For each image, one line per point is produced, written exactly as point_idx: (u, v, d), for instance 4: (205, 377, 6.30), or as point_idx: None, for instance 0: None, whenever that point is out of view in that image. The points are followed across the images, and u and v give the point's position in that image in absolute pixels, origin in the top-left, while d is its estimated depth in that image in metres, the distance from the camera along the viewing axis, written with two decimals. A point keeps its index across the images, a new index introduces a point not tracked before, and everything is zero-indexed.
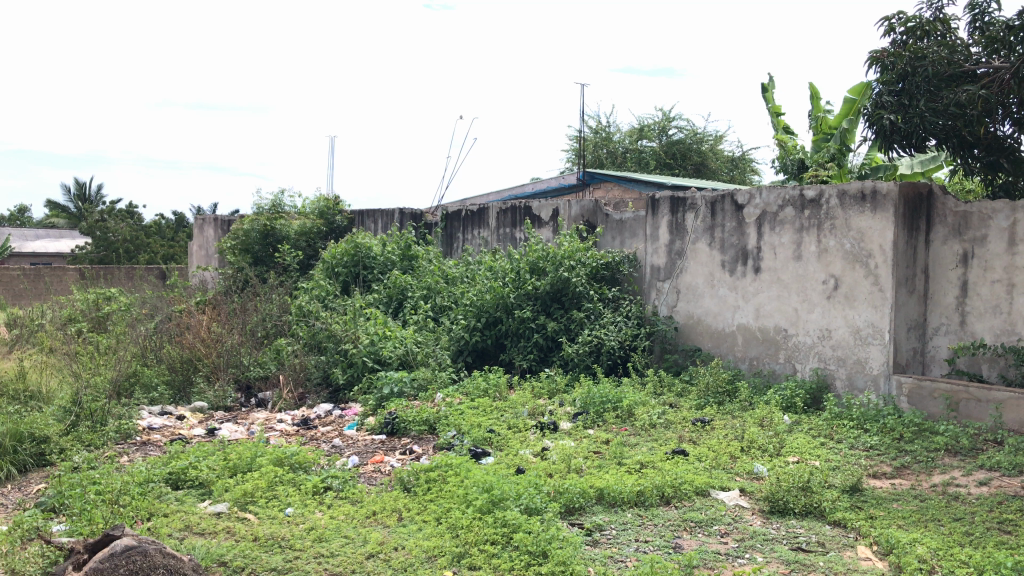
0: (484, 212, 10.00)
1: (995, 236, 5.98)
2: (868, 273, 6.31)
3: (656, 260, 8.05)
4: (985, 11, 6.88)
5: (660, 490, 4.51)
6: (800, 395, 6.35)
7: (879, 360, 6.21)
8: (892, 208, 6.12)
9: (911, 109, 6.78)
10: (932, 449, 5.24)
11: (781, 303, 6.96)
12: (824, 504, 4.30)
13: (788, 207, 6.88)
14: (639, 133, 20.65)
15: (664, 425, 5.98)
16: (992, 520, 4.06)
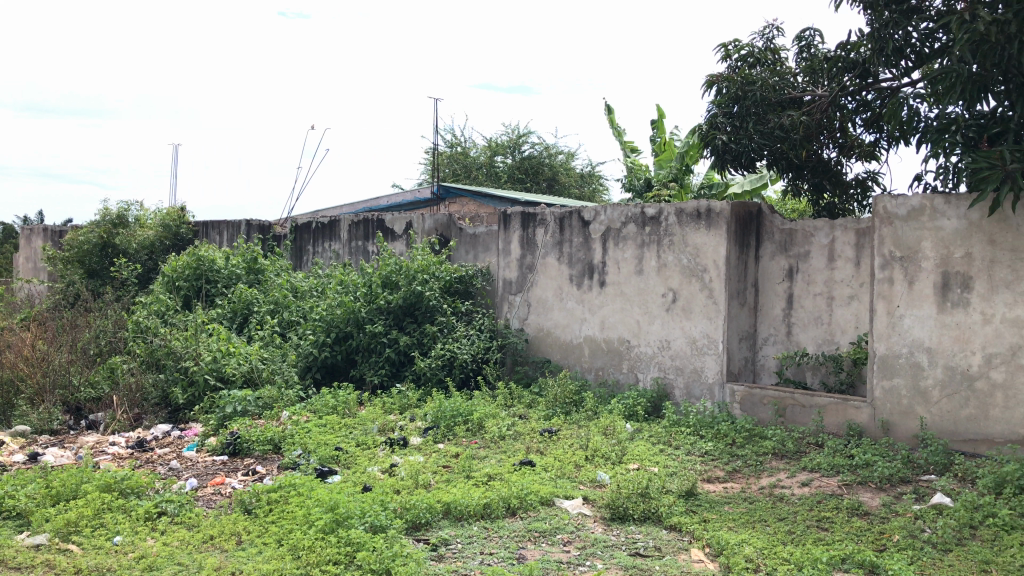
0: (335, 225, 9.85)
1: (817, 253, 6.42)
2: (703, 287, 6.63)
3: (508, 274, 8.16)
4: (811, 43, 7.41)
5: (506, 502, 4.56)
6: (641, 404, 6.59)
7: (713, 369, 6.55)
8: (724, 226, 6.47)
9: (742, 130, 7.22)
10: (761, 453, 5.57)
11: (624, 315, 7.20)
12: (660, 509, 4.47)
13: (630, 224, 7.13)
14: (493, 148, 20.90)
15: (513, 437, 6.06)
16: (812, 519, 4.34)
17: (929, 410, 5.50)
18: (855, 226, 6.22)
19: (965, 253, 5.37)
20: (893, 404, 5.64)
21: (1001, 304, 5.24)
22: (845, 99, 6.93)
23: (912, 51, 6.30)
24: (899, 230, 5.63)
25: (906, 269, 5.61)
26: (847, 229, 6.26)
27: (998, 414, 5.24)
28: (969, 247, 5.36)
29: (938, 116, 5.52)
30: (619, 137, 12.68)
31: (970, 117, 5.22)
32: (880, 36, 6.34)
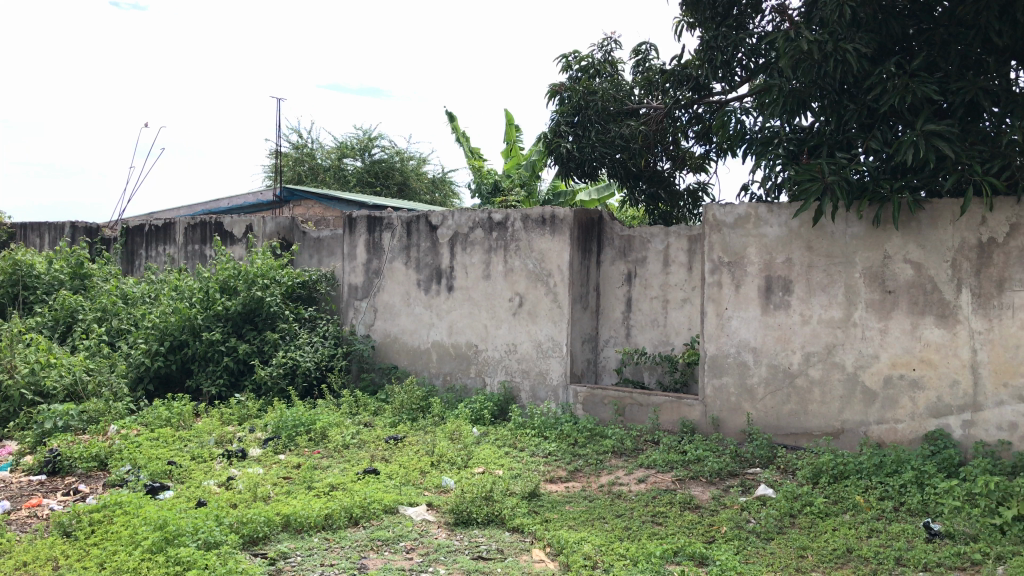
0: (169, 227, 9.40)
1: (653, 258, 6.68)
2: (547, 292, 6.77)
3: (354, 279, 8.02)
4: (647, 58, 7.72)
5: (348, 511, 4.48)
6: (487, 408, 6.64)
7: (557, 371, 6.70)
8: (568, 232, 6.63)
9: (584, 139, 7.42)
10: (601, 452, 5.73)
11: (471, 320, 7.23)
12: (503, 512, 4.52)
13: (477, 229, 7.18)
14: (341, 151, 20.55)
15: (357, 445, 5.97)
16: (647, 514, 4.50)
17: (755, 406, 5.83)
18: (688, 233, 6.52)
19: (786, 258, 5.73)
20: (723, 401, 5.95)
21: (817, 306, 5.62)
22: (679, 111, 7.23)
23: (739, 65, 6.65)
24: (728, 237, 5.94)
25: (734, 274, 5.93)
26: (681, 236, 6.55)
27: (816, 409, 5.62)
28: (789, 253, 5.72)
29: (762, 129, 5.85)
30: (465, 141, 12.75)
31: (791, 131, 5.60)
32: (711, 50, 6.66)
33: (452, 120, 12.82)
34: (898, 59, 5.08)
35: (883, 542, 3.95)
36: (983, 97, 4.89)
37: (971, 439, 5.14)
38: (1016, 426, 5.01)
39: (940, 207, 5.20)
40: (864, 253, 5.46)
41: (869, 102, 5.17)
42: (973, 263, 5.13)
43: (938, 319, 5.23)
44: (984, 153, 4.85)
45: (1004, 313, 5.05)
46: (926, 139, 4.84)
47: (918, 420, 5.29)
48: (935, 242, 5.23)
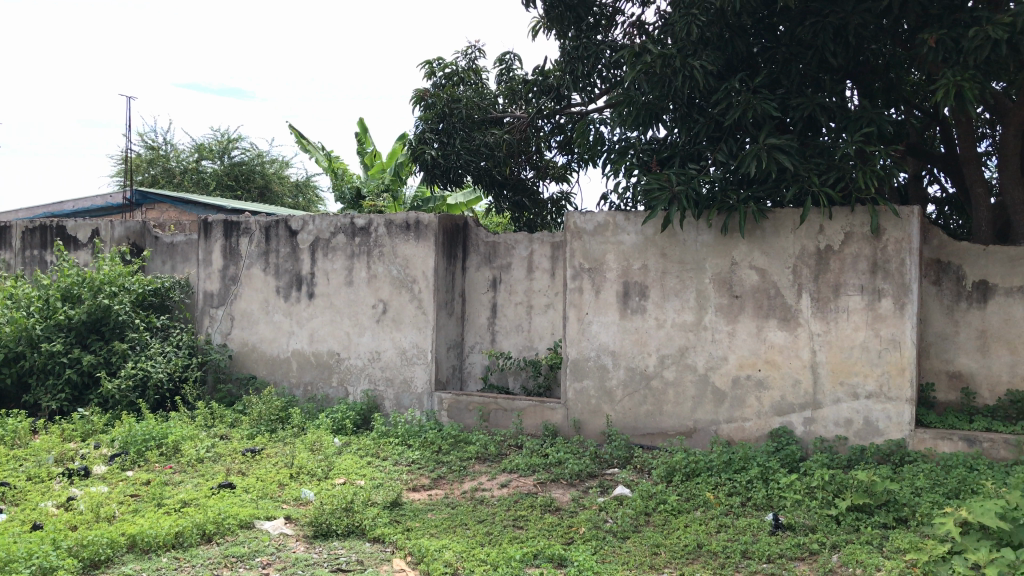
0: (5, 231, 8.77)
1: (517, 265, 6.75)
2: (411, 298, 6.74)
3: (209, 286, 7.71)
4: (509, 67, 7.81)
5: (200, 528, 4.29)
6: (350, 417, 6.54)
7: (422, 378, 6.67)
8: (432, 238, 6.62)
9: (448, 146, 7.41)
10: (465, 458, 5.74)
11: (333, 327, 7.09)
12: (364, 522, 4.45)
13: (340, 234, 7.05)
14: (198, 153, 19.77)
15: (212, 459, 5.74)
16: (509, 518, 4.54)
17: (614, 408, 5.99)
18: (550, 240, 6.63)
19: (642, 265, 5.92)
20: (584, 404, 6.09)
21: (671, 310, 5.83)
22: (542, 121, 7.40)
23: (598, 76, 6.79)
24: (587, 244, 6.08)
25: (593, 280, 6.07)
26: (544, 243, 6.65)
27: (670, 409, 5.83)
28: (645, 260, 5.91)
29: (618, 139, 6.02)
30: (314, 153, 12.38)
31: (645, 142, 5.79)
32: (572, 61, 6.78)
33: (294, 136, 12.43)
34: (743, 75, 5.34)
35: (730, 536, 4.13)
36: (820, 113, 5.20)
37: (811, 435, 5.46)
38: (851, 421, 5.36)
39: (782, 216, 5.50)
40: (714, 259, 5.71)
41: (717, 115, 5.42)
42: (812, 269, 5.46)
43: (782, 322, 5.53)
44: (821, 166, 5.17)
45: (839, 316, 5.38)
46: (768, 152, 5.11)
47: (764, 418, 5.58)
48: (778, 249, 5.53)
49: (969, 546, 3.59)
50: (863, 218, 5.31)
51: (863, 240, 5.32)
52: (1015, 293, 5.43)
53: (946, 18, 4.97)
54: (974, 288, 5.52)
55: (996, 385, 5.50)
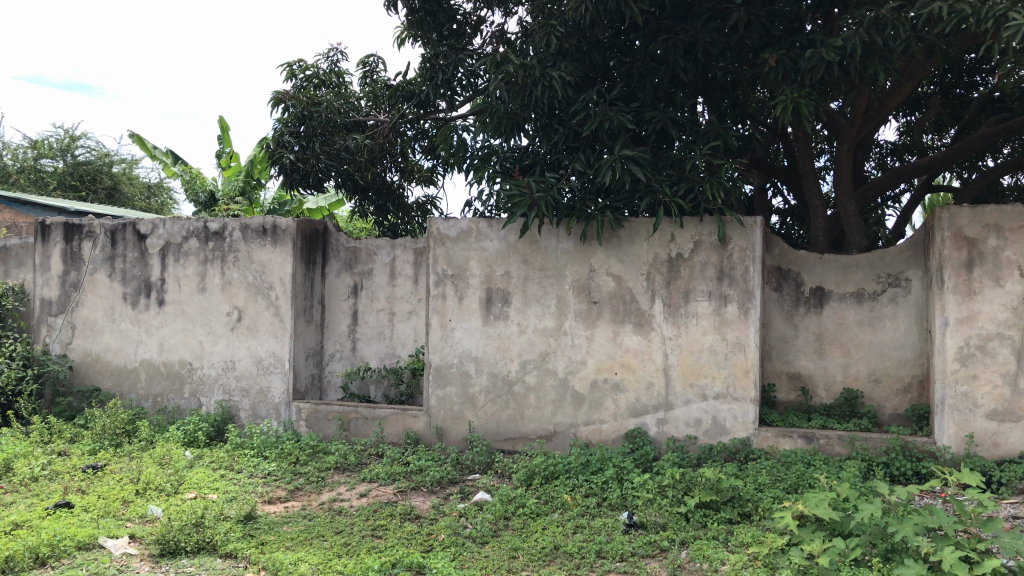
0: None
1: (379, 271, 6.68)
2: (268, 305, 6.55)
3: (47, 293, 7.24)
4: (373, 70, 7.75)
5: (34, 551, 4.02)
6: (202, 429, 6.29)
7: (279, 388, 6.50)
8: (290, 243, 6.47)
9: (308, 150, 7.22)
10: (323, 469, 5.62)
11: (185, 336, 6.80)
12: (216, 538, 4.27)
13: (192, 239, 6.76)
14: (36, 151, 18.25)
15: (49, 477, 5.38)
16: (367, 528, 4.48)
17: (476, 414, 6.02)
18: (413, 246, 6.61)
19: (504, 271, 5.97)
20: (446, 410, 6.09)
21: (532, 316, 5.92)
22: (405, 127, 7.35)
23: (457, 82, 6.72)
24: (450, 250, 6.08)
25: (456, 286, 6.07)
26: (406, 248, 6.62)
27: (531, 414, 5.91)
28: (506, 267, 5.97)
29: (481, 146, 6.07)
30: (160, 154, 11.71)
31: (507, 149, 5.85)
32: (433, 68, 6.69)
33: (139, 138, 11.67)
34: (600, 87, 5.48)
35: (586, 537, 4.22)
36: (671, 127, 5.42)
37: (664, 436, 5.66)
38: (701, 421, 5.59)
39: (637, 225, 5.69)
40: (573, 266, 5.83)
41: (575, 125, 5.54)
42: (664, 276, 5.66)
43: (637, 327, 5.71)
44: (672, 177, 5.38)
45: (690, 321, 5.61)
46: (623, 163, 5.27)
47: (620, 420, 5.75)
48: (633, 257, 5.71)
49: (804, 538, 3.82)
50: (711, 228, 5.56)
51: (711, 249, 5.57)
52: (847, 298, 5.82)
53: (786, 40, 5.28)
54: (811, 294, 5.88)
55: (831, 384, 5.87)
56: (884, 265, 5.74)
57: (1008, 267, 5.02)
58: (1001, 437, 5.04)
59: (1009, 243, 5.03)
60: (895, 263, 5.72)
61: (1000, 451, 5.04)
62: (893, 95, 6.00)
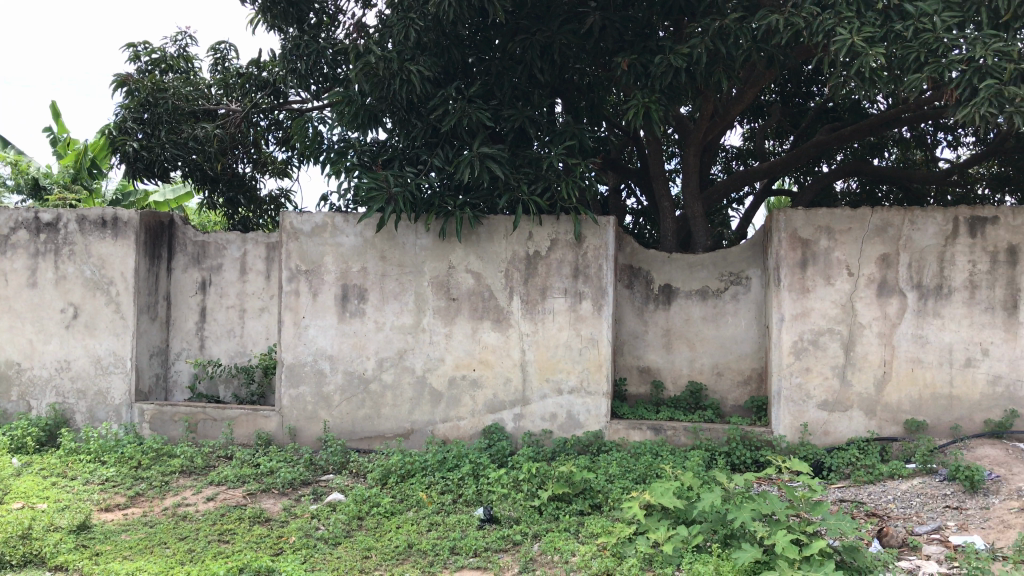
0: None
1: (229, 266, 6.44)
2: (107, 301, 6.19)
3: None
4: (224, 57, 7.46)
5: None
6: (32, 434, 5.87)
7: (120, 389, 6.16)
8: (133, 236, 6.15)
9: (153, 138, 6.82)
10: (167, 473, 5.36)
11: (12, 335, 6.33)
12: (44, 550, 4.00)
13: (20, 230, 6.26)
14: None
15: None
16: (213, 533, 4.31)
17: (331, 413, 5.90)
18: (266, 241, 6.41)
19: (361, 267, 5.87)
20: (300, 410, 5.94)
21: (389, 313, 5.86)
22: (258, 116, 7.16)
23: (318, 74, 6.46)
24: (304, 245, 5.92)
25: (310, 282, 5.92)
26: (258, 243, 6.41)
27: (388, 412, 5.85)
28: (363, 263, 5.87)
29: (337, 140, 5.91)
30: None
31: (365, 143, 5.76)
32: (295, 58, 6.41)
33: None
34: (458, 84, 5.46)
35: (440, 533, 4.22)
36: (529, 126, 5.48)
37: (520, 431, 5.73)
38: (555, 415, 5.70)
39: (495, 222, 5.73)
40: (432, 263, 5.81)
41: (433, 121, 5.51)
42: (522, 274, 5.73)
43: (494, 324, 5.76)
44: (530, 176, 5.44)
45: (546, 317, 5.70)
46: (481, 160, 5.28)
47: (477, 416, 5.78)
48: (491, 254, 5.75)
49: (650, 526, 3.96)
50: (567, 226, 5.68)
51: (566, 247, 5.68)
52: (693, 296, 6.07)
53: (638, 44, 5.44)
54: (660, 291, 6.10)
55: (678, 378, 6.10)
56: (727, 263, 6.03)
57: (838, 266, 5.37)
58: (831, 426, 5.38)
59: (838, 244, 5.38)
60: (736, 262, 6.01)
61: (830, 438, 5.38)
62: (737, 102, 6.29)
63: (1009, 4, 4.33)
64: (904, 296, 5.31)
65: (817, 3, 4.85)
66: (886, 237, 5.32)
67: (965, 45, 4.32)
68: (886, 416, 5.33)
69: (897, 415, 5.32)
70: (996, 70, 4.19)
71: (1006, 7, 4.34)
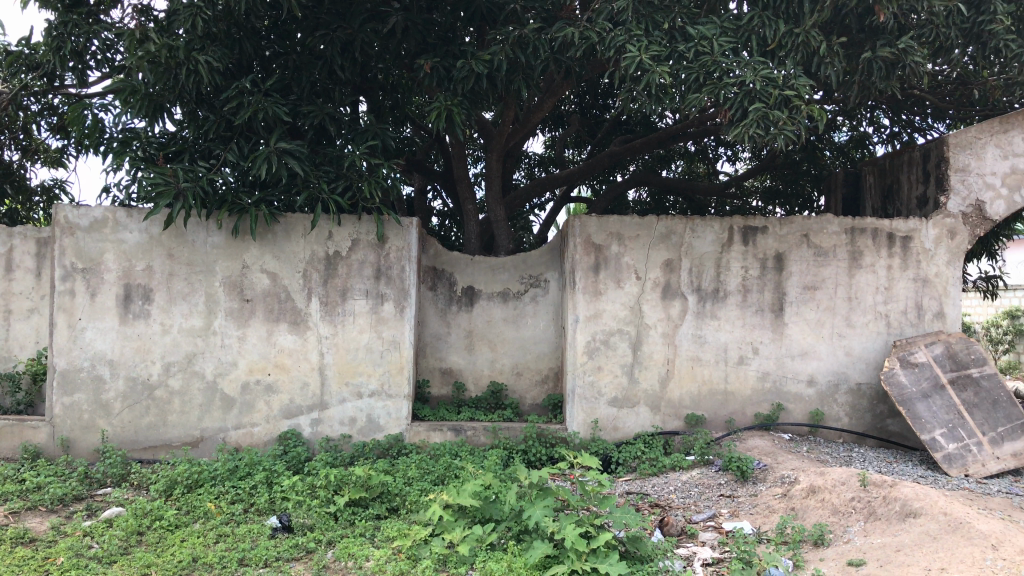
0: None
1: None
2: None
3: None
4: None
5: None
6: None
7: None
8: None
9: None
10: None
11: None
12: None
13: None
14: None
15: None
16: None
17: (110, 422, 5.50)
18: (35, 235, 5.88)
19: (146, 266, 5.51)
20: (74, 420, 5.49)
21: (176, 315, 5.53)
22: (27, 99, 6.51)
23: (91, 57, 5.97)
24: (81, 242, 5.47)
25: (88, 281, 5.48)
26: (27, 238, 5.88)
27: (175, 419, 5.53)
28: (149, 261, 5.51)
29: (120, 130, 5.50)
30: None
31: (152, 135, 5.40)
32: (60, 39, 5.80)
33: None
34: (254, 77, 5.22)
35: (228, 545, 4.02)
36: (330, 123, 5.35)
37: (318, 436, 5.59)
38: (355, 419, 5.61)
39: (293, 220, 5.57)
40: (224, 262, 5.55)
41: (227, 114, 5.25)
42: (321, 274, 5.60)
43: (291, 326, 5.59)
44: (330, 174, 5.33)
45: (346, 319, 5.61)
46: (279, 157, 5.10)
47: (272, 422, 5.58)
48: (288, 254, 5.57)
49: (447, 527, 4.01)
50: (368, 226, 5.61)
51: (368, 247, 5.62)
52: (494, 297, 6.18)
53: (440, 47, 5.46)
54: (463, 293, 6.16)
55: (479, 379, 6.17)
56: (527, 266, 6.20)
57: (627, 271, 5.65)
58: (619, 422, 5.65)
59: (628, 249, 5.65)
60: (535, 265, 6.20)
61: (619, 434, 5.65)
62: (538, 110, 6.46)
63: (776, 33, 4.79)
64: (686, 298, 5.66)
65: (610, 19, 5.08)
66: (670, 243, 5.66)
67: (739, 69, 4.67)
68: (669, 411, 5.66)
69: (679, 410, 5.66)
70: (763, 94, 4.56)
71: (773, 36, 4.80)
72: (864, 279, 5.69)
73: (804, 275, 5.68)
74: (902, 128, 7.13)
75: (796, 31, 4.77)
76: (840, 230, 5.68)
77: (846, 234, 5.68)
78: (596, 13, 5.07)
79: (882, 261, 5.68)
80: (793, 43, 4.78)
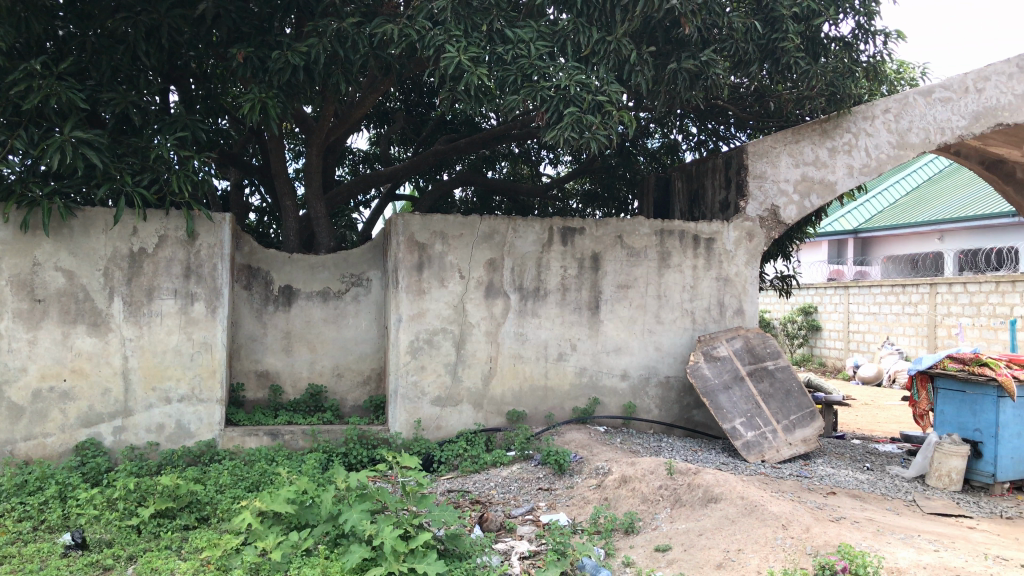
0: None
1: None
2: None
3: None
4: None
5: None
6: None
7: None
8: None
9: None
10: None
11: None
12: None
13: None
14: None
15: None
16: None
17: None
18: None
19: None
20: None
21: None
22: None
23: None
24: None
25: None
26: None
27: None
28: None
29: None
30: None
31: None
32: None
33: None
34: (44, 57, 4.78)
35: (12, 568, 3.67)
36: (133, 112, 5.04)
37: (121, 445, 5.24)
38: (162, 426, 5.31)
39: (92, 215, 5.20)
40: (11, 259, 5.09)
41: (14, 99, 4.73)
42: (124, 272, 5.26)
43: (90, 328, 5.21)
44: (133, 166, 5.01)
45: (152, 320, 5.30)
46: (74, 146, 4.71)
47: (68, 432, 5.17)
48: (87, 250, 5.20)
49: (260, 535, 3.85)
50: (177, 223, 5.35)
51: (176, 244, 5.36)
52: (313, 297, 6.03)
53: (255, 37, 5.26)
54: (280, 292, 5.96)
55: (297, 380, 6.00)
56: (348, 265, 6.10)
57: (450, 269, 5.66)
58: (442, 420, 5.65)
59: (451, 248, 5.66)
60: (357, 264, 6.12)
61: (441, 432, 5.65)
62: (360, 106, 6.34)
63: (589, 40, 4.96)
64: (507, 297, 5.75)
65: (430, 18, 5.05)
66: (492, 243, 5.73)
67: (555, 73, 4.80)
68: (491, 408, 5.73)
69: (501, 407, 5.74)
70: (577, 99, 4.73)
71: (586, 43, 4.97)
72: (672, 279, 5.99)
73: (618, 274, 5.91)
74: (708, 136, 7.57)
75: (609, 39, 4.96)
76: (650, 232, 5.95)
77: (656, 236, 5.96)
78: (415, 10, 5.04)
79: (688, 262, 6.01)
80: (605, 50, 4.98)
